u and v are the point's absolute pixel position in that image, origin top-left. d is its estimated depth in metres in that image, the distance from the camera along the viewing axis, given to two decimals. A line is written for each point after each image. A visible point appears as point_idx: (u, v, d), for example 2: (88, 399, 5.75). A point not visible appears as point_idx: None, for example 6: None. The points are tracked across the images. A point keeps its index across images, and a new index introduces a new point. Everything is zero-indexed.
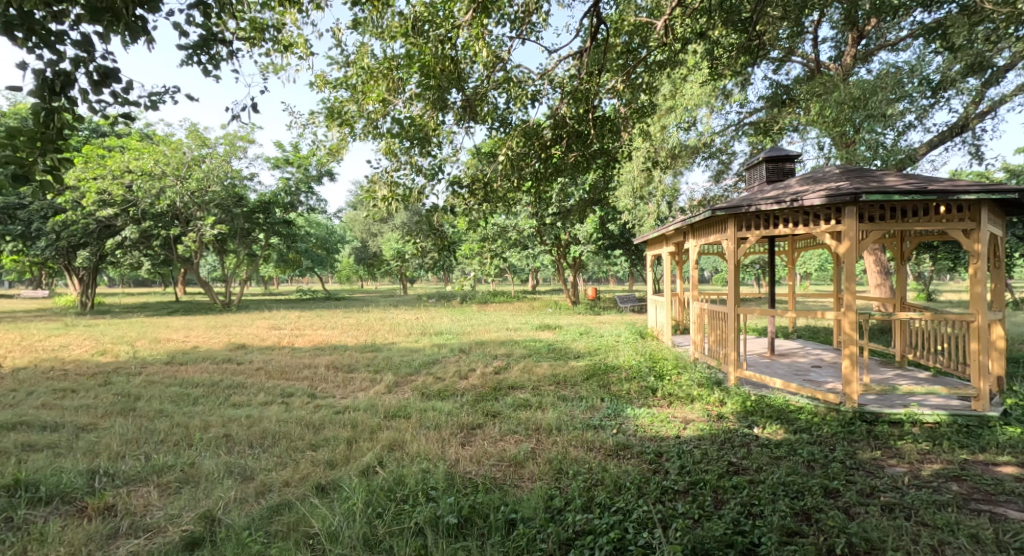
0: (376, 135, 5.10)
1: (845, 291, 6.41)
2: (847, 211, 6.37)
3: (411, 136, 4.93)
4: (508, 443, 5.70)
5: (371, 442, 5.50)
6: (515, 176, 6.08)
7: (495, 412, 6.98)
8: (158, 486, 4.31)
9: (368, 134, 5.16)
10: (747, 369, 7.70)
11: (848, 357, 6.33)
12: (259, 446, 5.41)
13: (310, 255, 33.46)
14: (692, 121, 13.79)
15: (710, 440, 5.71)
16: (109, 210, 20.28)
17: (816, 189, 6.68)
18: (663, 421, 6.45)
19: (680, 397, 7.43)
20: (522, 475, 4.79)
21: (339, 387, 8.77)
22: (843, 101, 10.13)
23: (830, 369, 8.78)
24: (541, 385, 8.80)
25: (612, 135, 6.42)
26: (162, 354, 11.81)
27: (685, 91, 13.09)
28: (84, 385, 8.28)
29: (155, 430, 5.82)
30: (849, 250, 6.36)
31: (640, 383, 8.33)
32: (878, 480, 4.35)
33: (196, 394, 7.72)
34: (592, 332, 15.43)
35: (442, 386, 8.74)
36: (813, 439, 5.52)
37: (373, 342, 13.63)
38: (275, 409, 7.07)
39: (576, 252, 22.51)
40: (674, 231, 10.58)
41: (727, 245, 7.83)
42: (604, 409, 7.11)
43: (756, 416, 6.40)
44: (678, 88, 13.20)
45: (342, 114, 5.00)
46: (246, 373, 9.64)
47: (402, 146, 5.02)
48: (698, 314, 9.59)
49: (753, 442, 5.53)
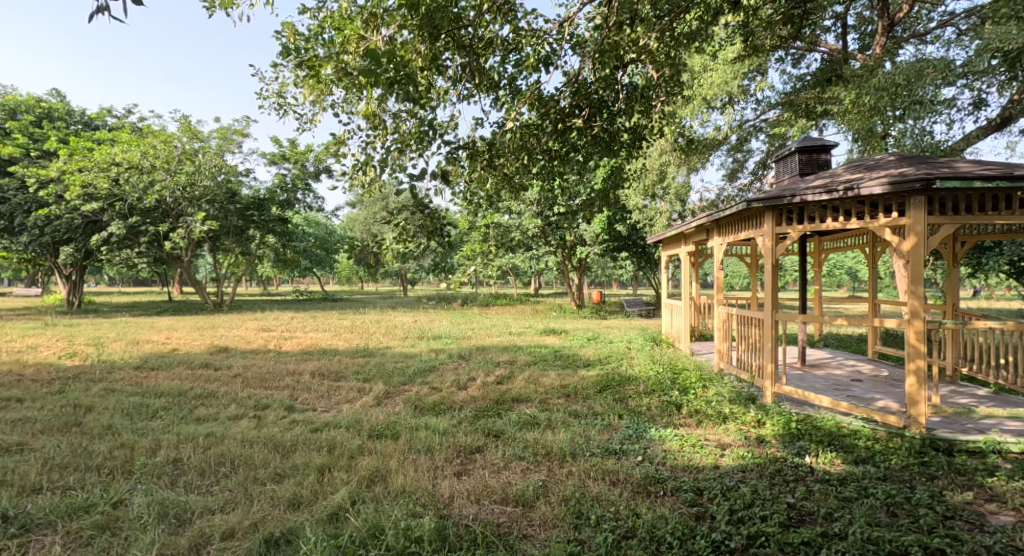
0: (354, 94, 4.17)
1: (912, 296, 5.43)
2: (913, 201, 5.42)
3: (387, 71, 3.70)
4: (513, 475, 4.77)
5: (349, 472, 4.58)
6: (524, 156, 5.25)
7: (498, 432, 6.05)
8: (65, 537, 3.45)
9: (345, 92, 4.21)
10: (786, 384, 6.73)
11: (914, 374, 5.36)
12: (212, 475, 4.50)
13: (307, 254, 32.58)
14: (711, 111, 12.83)
15: (756, 472, 4.76)
16: (94, 204, 19.33)
17: (873, 176, 5.74)
18: (696, 446, 5.51)
19: (709, 416, 6.49)
20: (532, 519, 3.88)
21: (323, 398, 7.84)
22: (884, 85, 9.22)
23: (874, 383, 7.82)
24: (549, 398, 7.85)
25: (644, 108, 5.52)
26: (136, 357, 10.87)
27: (705, 79, 12.17)
28: (33, 394, 7.37)
29: (92, 453, 4.91)
30: (917, 247, 5.41)
31: (661, 397, 7.38)
32: (987, 539, 3.42)
33: (157, 405, 6.82)
34: (600, 337, 14.50)
35: (438, 398, 7.81)
36: (882, 473, 4.56)
37: (366, 346, 12.71)
38: (242, 425, 6.13)
39: (582, 253, 21.61)
40: (694, 228, 9.54)
41: (763, 242, 6.85)
42: (623, 429, 6.17)
43: (804, 440, 5.47)
44: (697, 75, 12.24)
45: (309, 61, 3.92)
46: (221, 380, 8.72)
47: (386, 111, 4.09)
48: (722, 320, 8.60)
49: (809, 477, 4.60)
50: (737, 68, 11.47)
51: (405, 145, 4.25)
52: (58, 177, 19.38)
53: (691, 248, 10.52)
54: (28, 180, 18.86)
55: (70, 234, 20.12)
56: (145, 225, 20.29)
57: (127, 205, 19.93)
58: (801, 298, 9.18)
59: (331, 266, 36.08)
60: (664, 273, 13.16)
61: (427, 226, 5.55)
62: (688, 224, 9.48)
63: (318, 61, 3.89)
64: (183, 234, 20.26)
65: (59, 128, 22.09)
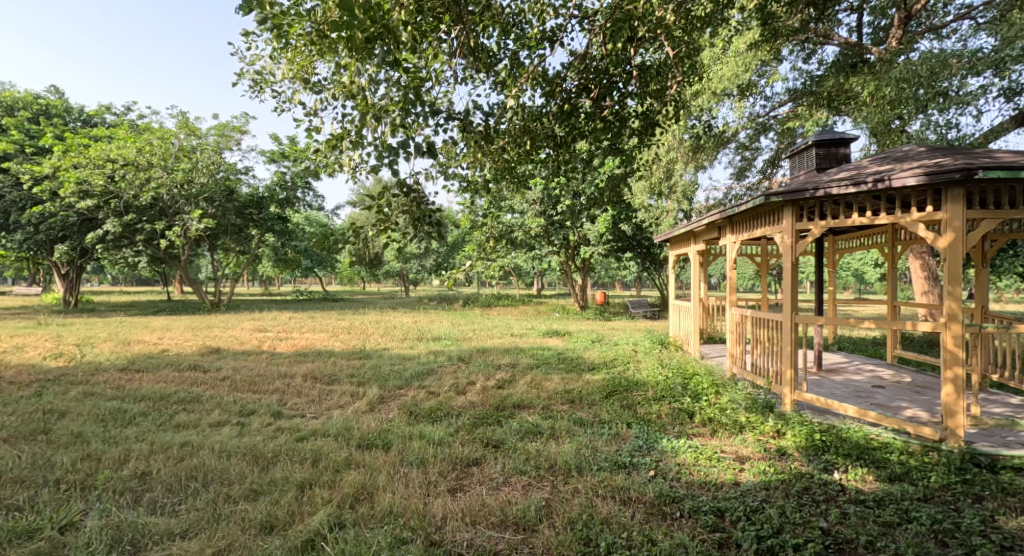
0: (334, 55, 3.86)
1: (950, 297, 5.00)
2: (950, 192, 4.98)
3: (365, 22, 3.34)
4: (514, 492, 4.36)
5: (333, 488, 4.16)
6: (526, 140, 5.03)
7: (497, 442, 5.62)
8: None
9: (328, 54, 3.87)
10: (806, 391, 6.28)
11: (951, 382, 4.93)
12: (180, 491, 4.09)
13: (307, 254, 32.20)
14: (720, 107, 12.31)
15: (781, 491, 4.32)
16: (89, 202, 18.91)
17: (904, 167, 5.30)
18: (714, 460, 5.07)
19: (724, 425, 6.07)
20: (533, 548, 3.47)
21: (314, 403, 7.43)
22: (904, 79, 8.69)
23: (897, 390, 7.38)
24: (552, 403, 7.43)
25: (656, 92, 5.23)
26: (122, 358, 10.45)
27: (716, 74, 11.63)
28: (7, 398, 6.96)
29: (53, 465, 4.51)
30: (955, 244, 4.97)
31: (672, 404, 6.95)
32: None
33: (136, 410, 6.41)
34: (605, 340, 14.07)
35: (435, 404, 7.40)
36: (921, 494, 4.14)
37: (363, 348, 12.28)
38: (223, 433, 5.71)
39: (587, 253, 21.10)
40: (704, 226, 9.07)
41: (782, 239, 6.39)
42: (633, 440, 5.75)
43: (830, 454, 5.05)
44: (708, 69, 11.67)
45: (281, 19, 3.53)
46: (208, 383, 8.31)
47: (369, 79, 3.69)
48: (735, 321, 8.15)
49: (840, 497, 4.17)
50: (749, 60, 10.99)
51: (387, 114, 3.79)
52: (52, 174, 18.99)
53: (701, 246, 10.04)
54: (22, 176, 18.46)
55: (64, 232, 19.73)
56: (142, 223, 19.78)
57: (123, 202, 19.49)
58: (819, 299, 8.70)
59: (332, 266, 35.69)
60: (672, 274, 12.70)
61: (413, 213, 5.29)
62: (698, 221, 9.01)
63: (291, 20, 3.58)
64: (179, 232, 19.78)
65: (56, 124, 21.71)
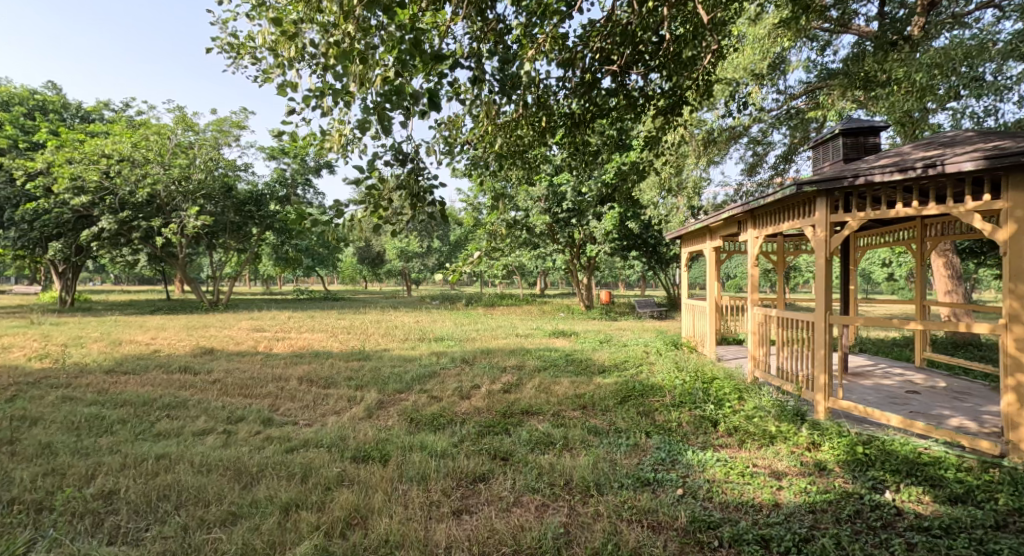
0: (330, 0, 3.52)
1: (1012, 295, 4.52)
2: (1012, 179, 4.53)
3: None
4: (528, 516, 3.87)
5: (324, 511, 3.70)
6: (543, 116, 5.02)
7: (506, 454, 5.14)
8: None
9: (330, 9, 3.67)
10: (842, 399, 5.78)
11: (1014, 392, 4.46)
12: (148, 516, 3.65)
13: (307, 253, 31.67)
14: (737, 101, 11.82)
15: (830, 515, 3.84)
16: (83, 198, 18.18)
17: (958, 151, 4.80)
18: (747, 476, 4.59)
19: (753, 435, 5.59)
20: None
21: (308, 409, 6.95)
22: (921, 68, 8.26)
23: (933, 396, 6.88)
24: (563, 410, 6.94)
25: (683, 66, 5.13)
26: (110, 360, 9.94)
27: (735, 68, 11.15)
28: None
29: (11, 484, 4.05)
30: (1018, 236, 4.50)
31: (693, 411, 6.47)
32: None
33: (114, 417, 5.93)
34: (613, 340, 13.57)
35: (438, 409, 6.93)
36: (990, 521, 3.65)
37: (362, 349, 11.77)
38: (207, 443, 5.24)
39: (593, 252, 20.40)
40: (723, 220, 8.55)
41: (814, 233, 5.87)
42: (654, 452, 5.28)
43: (876, 469, 4.57)
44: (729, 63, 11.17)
45: None
46: (197, 387, 7.81)
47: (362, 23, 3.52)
48: (758, 321, 7.63)
49: (899, 523, 3.67)
50: (768, 47, 10.44)
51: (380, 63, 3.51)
52: (46, 169, 18.41)
53: (718, 243, 9.51)
54: (14, 171, 17.93)
55: (59, 229, 19.32)
56: (138, 220, 19.00)
57: (118, 199, 18.75)
58: (846, 297, 8.21)
59: (332, 264, 35.16)
60: (684, 272, 12.17)
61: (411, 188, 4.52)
62: (717, 215, 8.47)
63: None
64: (176, 229, 19.13)
65: (51, 120, 21.19)
